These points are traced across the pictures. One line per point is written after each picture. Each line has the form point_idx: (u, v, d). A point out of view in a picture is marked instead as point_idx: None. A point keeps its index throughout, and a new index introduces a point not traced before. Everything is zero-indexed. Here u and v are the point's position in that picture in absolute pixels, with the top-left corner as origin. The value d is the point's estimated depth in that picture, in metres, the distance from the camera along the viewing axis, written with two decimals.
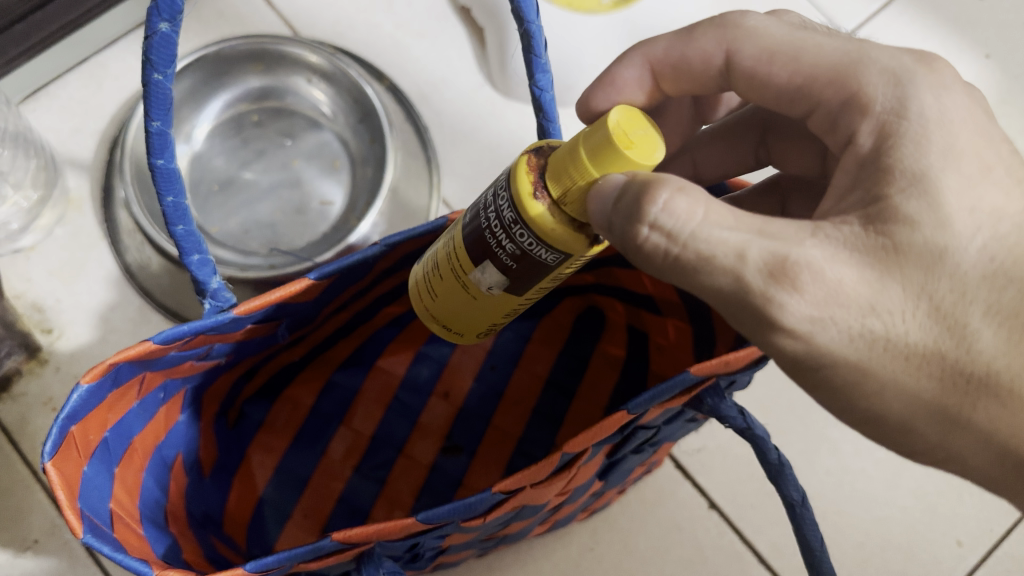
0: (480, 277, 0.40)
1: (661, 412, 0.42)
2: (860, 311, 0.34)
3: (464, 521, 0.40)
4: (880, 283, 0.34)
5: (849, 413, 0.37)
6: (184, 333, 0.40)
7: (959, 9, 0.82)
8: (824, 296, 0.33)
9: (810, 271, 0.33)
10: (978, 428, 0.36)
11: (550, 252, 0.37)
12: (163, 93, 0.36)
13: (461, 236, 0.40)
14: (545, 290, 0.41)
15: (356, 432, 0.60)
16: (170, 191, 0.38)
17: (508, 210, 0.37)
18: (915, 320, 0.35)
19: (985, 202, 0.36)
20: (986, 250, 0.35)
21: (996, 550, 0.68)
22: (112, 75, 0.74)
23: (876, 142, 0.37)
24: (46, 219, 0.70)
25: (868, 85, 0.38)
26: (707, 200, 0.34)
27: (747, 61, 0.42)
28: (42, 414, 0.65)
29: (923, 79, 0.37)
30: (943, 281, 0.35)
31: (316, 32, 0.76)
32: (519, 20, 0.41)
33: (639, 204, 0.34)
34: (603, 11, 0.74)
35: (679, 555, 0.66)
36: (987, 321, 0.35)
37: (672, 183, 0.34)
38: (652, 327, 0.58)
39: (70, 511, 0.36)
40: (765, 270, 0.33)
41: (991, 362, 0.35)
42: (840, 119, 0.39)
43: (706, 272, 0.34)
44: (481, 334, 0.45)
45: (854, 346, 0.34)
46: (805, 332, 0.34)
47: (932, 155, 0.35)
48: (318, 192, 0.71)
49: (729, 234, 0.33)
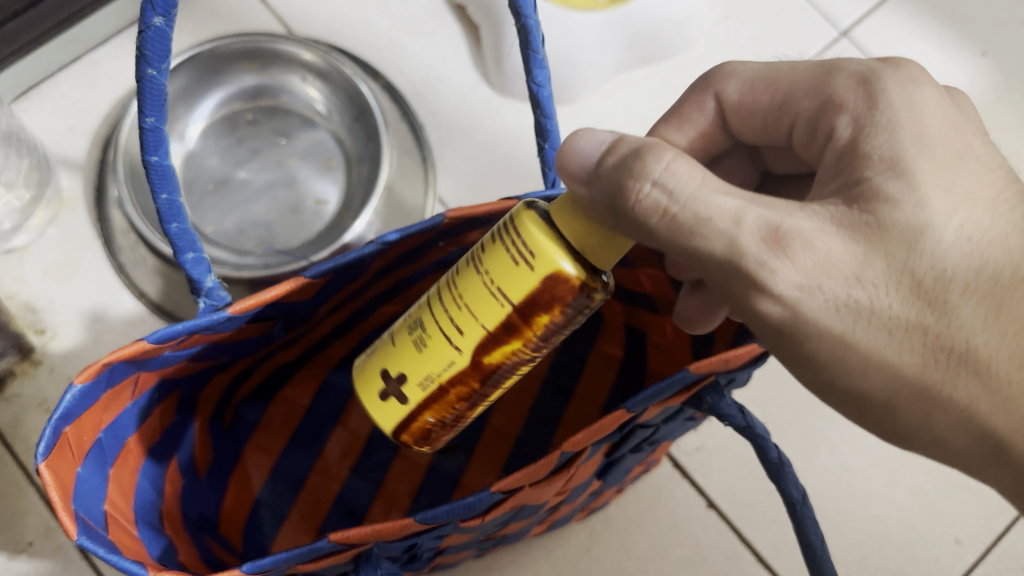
0: None
1: (660, 411, 0.42)
2: (846, 282, 0.34)
3: (463, 521, 0.40)
4: (866, 255, 0.34)
5: (830, 391, 0.37)
6: (179, 333, 0.40)
7: (956, 6, 0.82)
8: (814, 265, 0.33)
9: (800, 240, 0.33)
10: (957, 407, 0.35)
11: None
12: (157, 89, 0.35)
13: None
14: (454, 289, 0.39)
15: (352, 432, 0.60)
16: (164, 188, 0.38)
17: None
18: (897, 294, 0.34)
19: (958, 186, 0.35)
20: (962, 230, 0.35)
21: (995, 547, 0.68)
22: (105, 74, 0.73)
23: (853, 132, 0.36)
24: (39, 218, 0.69)
25: (841, 89, 0.37)
26: (705, 170, 0.35)
27: (734, 97, 0.43)
28: (36, 416, 0.65)
29: (891, 76, 0.37)
30: (925, 257, 0.34)
31: (310, 30, 0.76)
32: (517, 15, 0.41)
33: (640, 161, 0.35)
34: (600, 8, 0.73)
35: (678, 554, 0.66)
36: (966, 298, 0.34)
37: (674, 149, 0.35)
38: (650, 326, 0.57)
39: (64, 513, 0.35)
40: (759, 233, 0.33)
41: (970, 338, 0.34)
42: (818, 121, 0.38)
43: (699, 235, 0.34)
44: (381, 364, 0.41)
45: (838, 317, 0.34)
46: (793, 299, 0.34)
47: (906, 141, 0.35)
48: (313, 191, 0.71)
49: (727, 198, 0.34)
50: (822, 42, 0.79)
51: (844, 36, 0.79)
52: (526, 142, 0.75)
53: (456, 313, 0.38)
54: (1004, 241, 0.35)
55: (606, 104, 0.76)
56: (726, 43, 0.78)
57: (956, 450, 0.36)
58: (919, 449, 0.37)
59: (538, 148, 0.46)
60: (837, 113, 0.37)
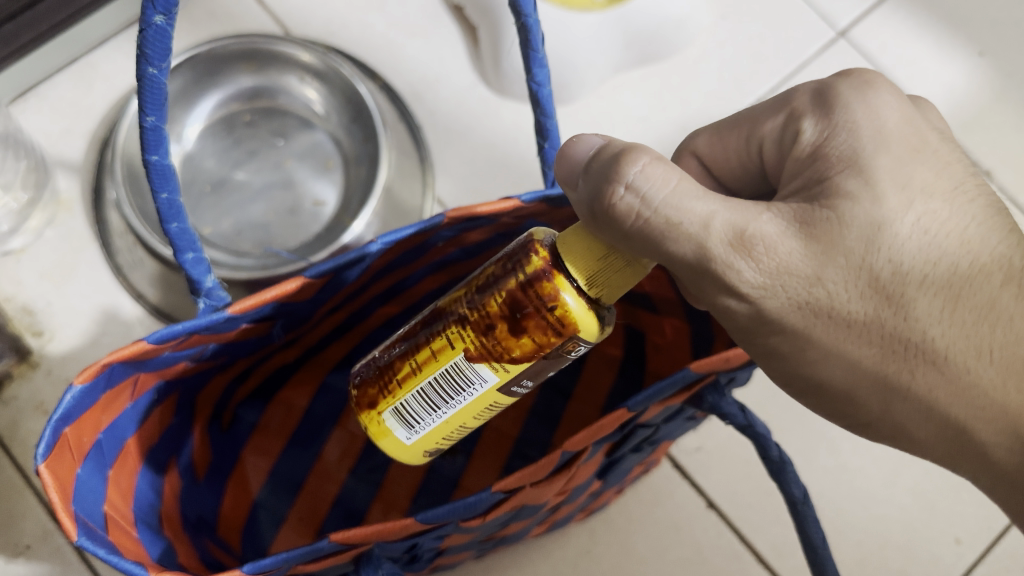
0: None
1: (661, 410, 0.42)
2: (805, 281, 0.35)
3: (464, 521, 0.39)
4: (825, 254, 0.35)
5: (795, 380, 0.39)
6: (178, 333, 0.39)
7: (954, 6, 0.82)
8: (775, 267, 0.35)
9: (763, 243, 0.35)
10: (917, 397, 0.37)
11: None
12: (158, 88, 0.35)
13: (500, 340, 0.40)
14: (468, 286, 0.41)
15: (351, 434, 0.59)
16: (164, 188, 0.37)
17: None
18: (855, 290, 0.35)
19: (915, 181, 0.36)
20: (918, 223, 0.36)
21: (995, 546, 0.68)
22: (103, 75, 0.73)
23: (817, 136, 0.37)
24: (36, 220, 0.69)
25: (797, 102, 0.38)
26: (682, 173, 0.36)
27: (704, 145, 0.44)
28: (33, 418, 0.65)
29: (845, 83, 0.38)
30: (882, 253, 0.35)
31: (308, 31, 0.76)
32: (517, 14, 0.41)
33: (619, 165, 0.36)
34: (597, 9, 0.73)
35: (678, 555, 0.66)
36: (923, 291, 0.36)
37: (652, 152, 0.36)
38: (648, 325, 0.58)
39: (64, 514, 0.35)
40: (726, 239, 0.35)
41: (927, 330, 0.36)
42: (784, 132, 0.39)
43: (670, 239, 0.35)
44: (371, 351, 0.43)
45: (799, 314, 0.36)
46: (755, 298, 0.36)
47: (865, 141, 0.36)
48: (311, 192, 0.71)
49: (697, 202, 0.35)
50: (819, 43, 0.79)
51: (842, 36, 0.80)
52: (525, 143, 0.75)
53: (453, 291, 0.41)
54: (962, 235, 0.36)
55: (604, 104, 0.76)
56: (723, 44, 0.78)
57: (918, 438, 0.38)
58: (884, 437, 0.39)
59: (538, 148, 0.46)
60: (797, 120, 0.38)
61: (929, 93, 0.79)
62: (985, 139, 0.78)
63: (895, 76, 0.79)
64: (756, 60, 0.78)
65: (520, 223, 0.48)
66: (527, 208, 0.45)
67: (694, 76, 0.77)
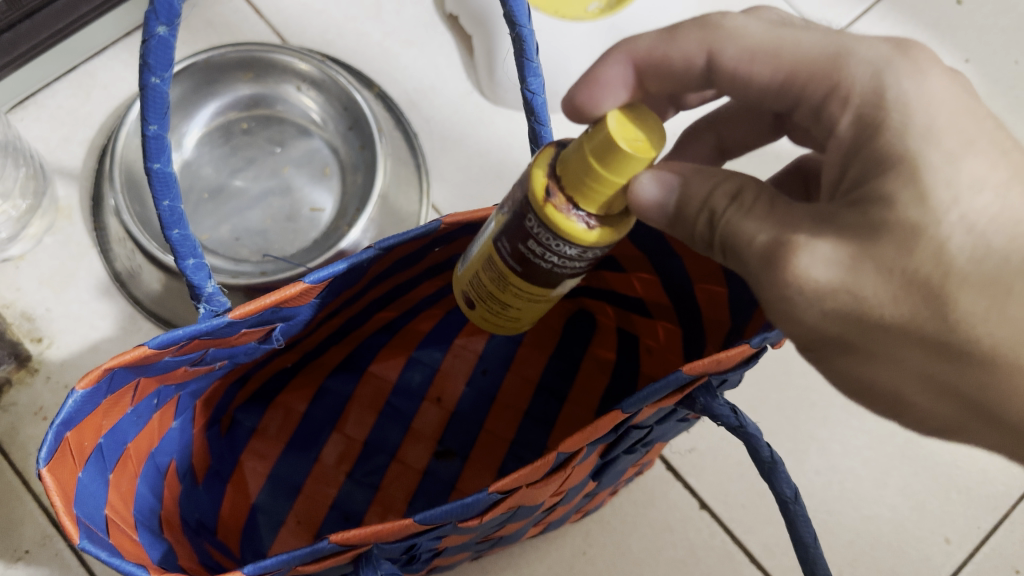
0: (554, 289, 0.41)
1: (654, 412, 0.43)
2: (832, 288, 0.33)
3: (461, 521, 0.40)
4: (852, 261, 0.33)
5: (847, 382, 0.38)
6: (180, 338, 0.40)
7: (939, 14, 0.83)
8: (809, 277, 0.33)
9: (800, 252, 0.33)
10: (970, 396, 0.35)
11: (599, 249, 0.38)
12: (160, 97, 0.36)
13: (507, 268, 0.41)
14: None
15: (348, 437, 0.60)
16: (166, 195, 0.38)
17: (545, 236, 0.37)
18: (889, 294, 0.33)
19: (962, 174, 0.33)
20: (961, 221, 0.32)
21: (983, 546, 0.69)
22: (101, 84, 0.74)
23: (855, 129, 0.36)
24: (36, 228, 0.70)
25: (850, 78, 0.36)
26: (758, 197, 0.36)
27: (729, 61, 0.40)
28: (33, 423, 0.65)
29: (904, 67, 0.35)
30: (918, 254, 0.32)
31: (304, 40, 0.77)
32: (511, 24, 0.42)
33: (698, 198, 0.36)
34: (589, 17, 0.72)
35: (671, 556, 0.67)
36: (964, 291, 0.32)
37: (737, 180, 0.36)
38: (641, 329, 0.60)
39: (66, 517, 0.36)
40: (767, 253, 0.34)
41: (974, 331, 0.33)
42: (822, 112, 0.38)
43: (736, 256, 0.36)
44: None
45: (833, 322, 0.34)
46: (793, 309, 0.34)
47: (911, 139, 0.34)
48: (308, 199, 0.72)
49: (764, 225, 0.35)
50: None
51: None
52: (519, 150, 0.76)
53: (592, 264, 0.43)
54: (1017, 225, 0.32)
55: None
56: None
57: (971, 427, 0.37)
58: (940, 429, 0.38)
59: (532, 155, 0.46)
60: (842, 106, 0.36)
61: None
62: None
63: None
64: None
65: None
66: None
67: None
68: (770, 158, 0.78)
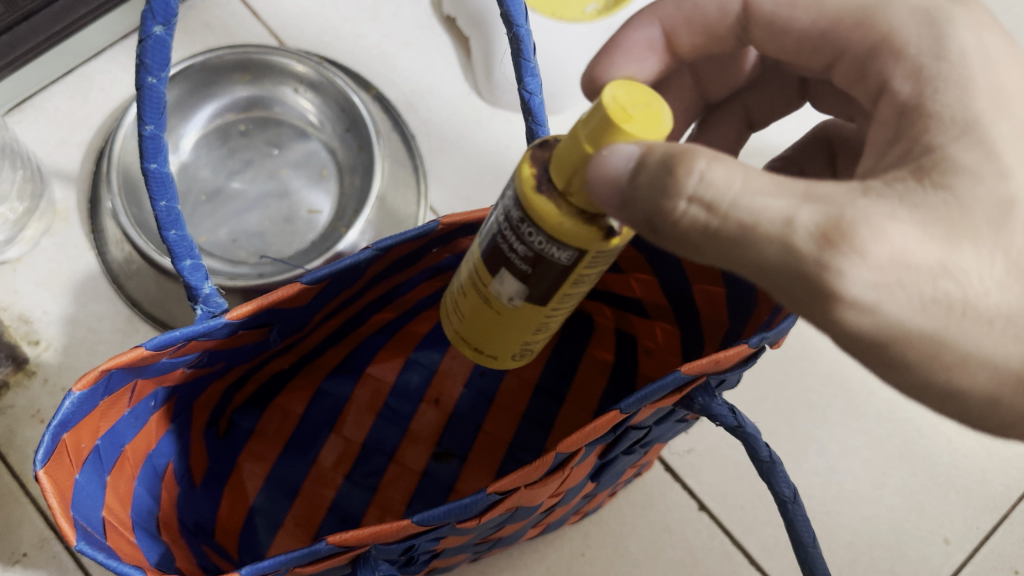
0: (500, 287, 0.39)
1: (653, 412, 0.42)
2: (931, 273, 0.31)
3: (459, 523, 0.40)
4: (948, 241, 0.31)
5: (928, 392, 0.35)
6: (177, 339, 0.40)
7: None
8: (887, 259, 0.30)
9: (867, 229, 0.30)
10: None
11: (556, 248, 0.35)
12: (157, 97, 0.36)
13: (479, 250, 0.40)
14: (571, 299, 0.40)
15: (347, 439, 0.60)
16: (163, 195, 0.38)
17: (515, 210, 0.36)
18: (992, 278, 0.32)
19: None
20: None
21: (982, 546, 0.69)
22: (98, 86, 0.74)
23: (915, 86, 0.37)
24: (33, 230, 0.70)
25: (899, 26, 0.38)
26: (744, 167, 0.31)
27: (767, 7, 0.43)
28: (31, 426, 0.65)
29: (960, 17, 0.37)
30: (1015, 234, 0.33)
31: (302, 42, 0.77)
32: (508, 24, 0.42)
33: (674, 173, 0.31)
34: (586, 20, 0.73)
35: (670, 557, 0.67)
36: None
37: (705, 153, 0.31)
38: (640, 331, 0.60)
39: (63, 518, 0.36)
40: (817, 234, 0.30)
41: None
42: (867, 64, 0.40)
43: (750, 244, 0.31)
44: (516, 356, 0.44)
45: (925, 314, 0.31)
46: (871, 302, 0.30)
47: (983, 102, 0.35)
48: (306, 202, 0.72)
49: (773, 199, 0.30)
50: None
51: None
52: (517, 151, 0.76)
53: (559, 301, 0.39)
54: None
55: None
56: None
57: None
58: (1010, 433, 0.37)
59: None
60: (897, 59, 0.38)
61: None
62: None
63: None
64: None
65: None
66: None
67: None
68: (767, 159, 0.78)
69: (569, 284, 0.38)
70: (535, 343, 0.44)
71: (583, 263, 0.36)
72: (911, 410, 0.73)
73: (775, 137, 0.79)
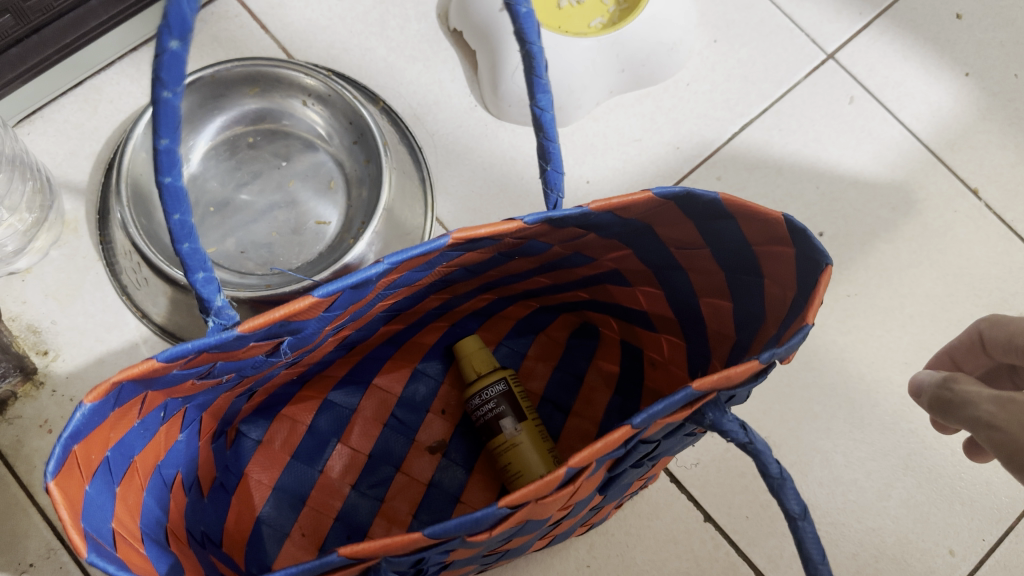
0: (487, 394, 0.55)
1: (662, 427, 0.40)
2: None
3: (470, 536, 0.38)
4: None
5: None
6: (188, 351, 0.39)
7: (938, 29, 0.86)
8: None
9: None
10: None
11: (498, 422, 0.54)
12: (171, 111, 0.34)
13: (502, 433, 0.54)
14: (499, 403, 0.54)
15: (353, 449, 0.60)
16: (177, 209, 0.37)
17: (490, 424, 0.55)
18: None
19: None
20: None
21: (988, 558, 0.69)
22: (107, 98, 0.75)
23: None
24: (42, 240, 0.70)
25: None
26: None
27: None
28: (37, 436, 0.65)
29: None
30: None
31: (310, 54, 0.78)
32: (520, 41, 0.40)
33: None
34: (592, 34, 0.74)
35: (675, 567, 0.67)
36: None
37: None
38: (647, 343, 0.60)
39: (74, 530, 0.35)
40: None
41: None
42: None
43: None
44: (486, 365, 0.56)
45: None
46: None
47: None
48: (313, 213, 0.72)
49: None
50: (810, 64, 0.83)
51: (831, 58, 0.84)
52: (523, 163, 0.77)
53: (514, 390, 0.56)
54: None
55: (599, 126, 0.80)
56: (714, 66, 0.82)
57: None
58: None
59: (540, 171, 0.44)
60: None
61: (914, 114, 0.83)
62: (970, 157, 0.82)
63: (881, 96, 0.83)
64: (747, 82, 0.82)
65: (522, 243, 0.46)
66: (529, 229, 0.43)
67: (688, 99, 0.81)
68: (771, 172, 0.79)
69: (493, 395, 0.55)
70: (483, 377, 0.56)
71: (497, 408, 0.54)
72: (917, 421, 0.73)
73: (778, 150, 0.80)
